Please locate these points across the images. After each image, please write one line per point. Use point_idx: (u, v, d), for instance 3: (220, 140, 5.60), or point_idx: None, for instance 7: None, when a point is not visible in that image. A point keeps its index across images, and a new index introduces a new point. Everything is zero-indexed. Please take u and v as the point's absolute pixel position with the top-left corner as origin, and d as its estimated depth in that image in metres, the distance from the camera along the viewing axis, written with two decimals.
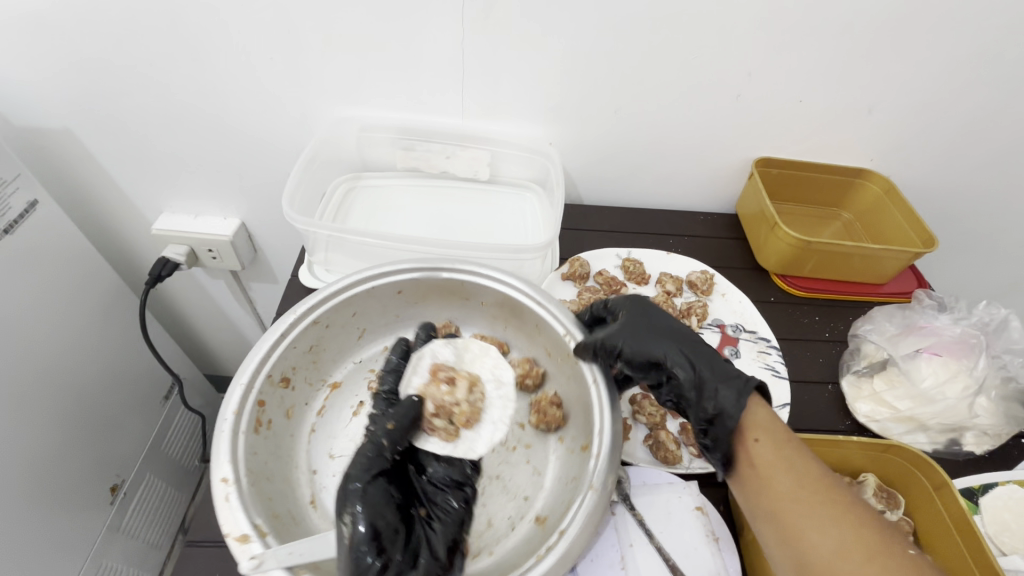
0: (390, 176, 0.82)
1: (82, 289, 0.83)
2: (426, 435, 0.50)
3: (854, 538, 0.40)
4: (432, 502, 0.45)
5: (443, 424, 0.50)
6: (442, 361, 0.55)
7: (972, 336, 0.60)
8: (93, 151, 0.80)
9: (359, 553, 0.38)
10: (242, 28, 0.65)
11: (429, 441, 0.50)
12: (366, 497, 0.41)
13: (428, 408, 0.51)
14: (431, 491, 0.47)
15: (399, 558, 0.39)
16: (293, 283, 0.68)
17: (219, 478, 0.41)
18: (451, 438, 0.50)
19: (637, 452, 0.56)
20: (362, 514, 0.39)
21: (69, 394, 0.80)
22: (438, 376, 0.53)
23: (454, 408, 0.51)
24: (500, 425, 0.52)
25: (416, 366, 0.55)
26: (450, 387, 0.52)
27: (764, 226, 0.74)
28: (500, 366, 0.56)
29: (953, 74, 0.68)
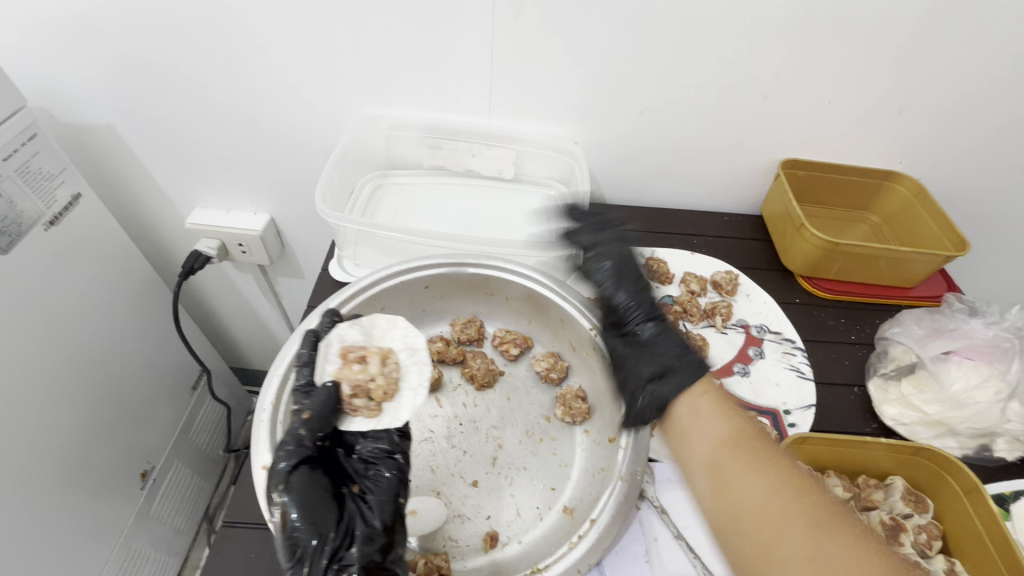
0: (417, 174, 0.83)
1: (120, 281, 0.87)
2: (350, 417, 0.48)
3: (795, 496, 0.38)
4: (366, 478, 0.44)
5: (363, 402, 0.47)
6: (350, 343, 0.51)
7: (1004, 340, 0.59)
8: (132, 148, 0.83)
9: (295, 536, 0.38)
10: (277, 28, 0.67)
11: (354, 422, 0.48)
12: (294, 486, 0.40)
13: (346, 390, 0.47)
14: (362, 467, 0.45)
15: (332, 535, 0.39)
16: (323, 276, 0.70)
17: (261, 466, 0.43)
18: (374, 413, 0.48)
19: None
20: (291, 500, 0.39)
21: (104, 381, 0.83)
22: (348, 358, 0.49)
23: (370, 385, 0.49)
24: (421, 389, 0.50)
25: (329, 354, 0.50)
26: (361, 365, 0.49)
27: (789, 227, 0.74)
28: (412, 332, 0.53)
29: (987, 76, 0.67)
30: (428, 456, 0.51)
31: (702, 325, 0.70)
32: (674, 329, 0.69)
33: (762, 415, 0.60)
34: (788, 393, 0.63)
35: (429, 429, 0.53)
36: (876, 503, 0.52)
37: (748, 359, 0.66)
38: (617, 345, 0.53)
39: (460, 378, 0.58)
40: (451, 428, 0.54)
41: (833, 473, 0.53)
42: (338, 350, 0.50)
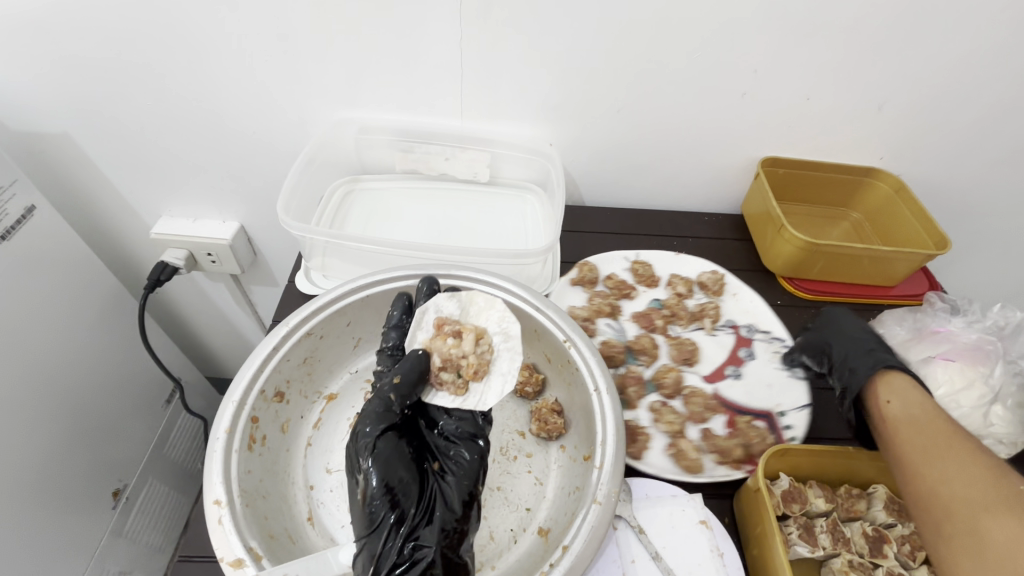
0: (390, 178, 0.80)
1: (82, 294, 0.83)
2: (435, 390, 0.49)
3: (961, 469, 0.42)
4: (445, 456, 0.44)
5: (451, 377, 0.48)
6: (446, 316, 0.53)
7: (988, 342, 0.58)
8: (90, 155, 0.79)
9: (372, 506, 0.39)
10: (237, 29, 0.64)
11: (437, 395, 0.48)
12: (376, 453, 0.41)
13: (435, 362, 0.49)
14: (444, 445, 0.46)
15: (411, 511, 0.40)
16: (290, 288, 0.67)
17: (212, 500, 0.40)
18: (462, 391, 0.48)
19: (660, 460, 0.55)
20: (373, 471, 0.40)
21: (69, 399, 0.80)
22: (442, 330, 0.51)
23: (461, 361, 0.49)
24: (508, 376, 0.49)
25: (421, 321, 0.51)
26: (456, 340, 0.50)
27: (770, 227, 0.73)
28: (508, 317, 0.53)
29: (968, 70, 0.66)
30: None
31: (691, 328, 0.69)
32: (664, 334, 0.68)
33: (756, 419, 0.58)
34: (782, 394, 0.61)
35: None
36: (857, 513, 0.50)
37: (739, 360, 0.65)
38: (591, 357, 0.51)
39: None
40: None
41: (815, 483, 0.51)
42: (433, 322, 0.52)
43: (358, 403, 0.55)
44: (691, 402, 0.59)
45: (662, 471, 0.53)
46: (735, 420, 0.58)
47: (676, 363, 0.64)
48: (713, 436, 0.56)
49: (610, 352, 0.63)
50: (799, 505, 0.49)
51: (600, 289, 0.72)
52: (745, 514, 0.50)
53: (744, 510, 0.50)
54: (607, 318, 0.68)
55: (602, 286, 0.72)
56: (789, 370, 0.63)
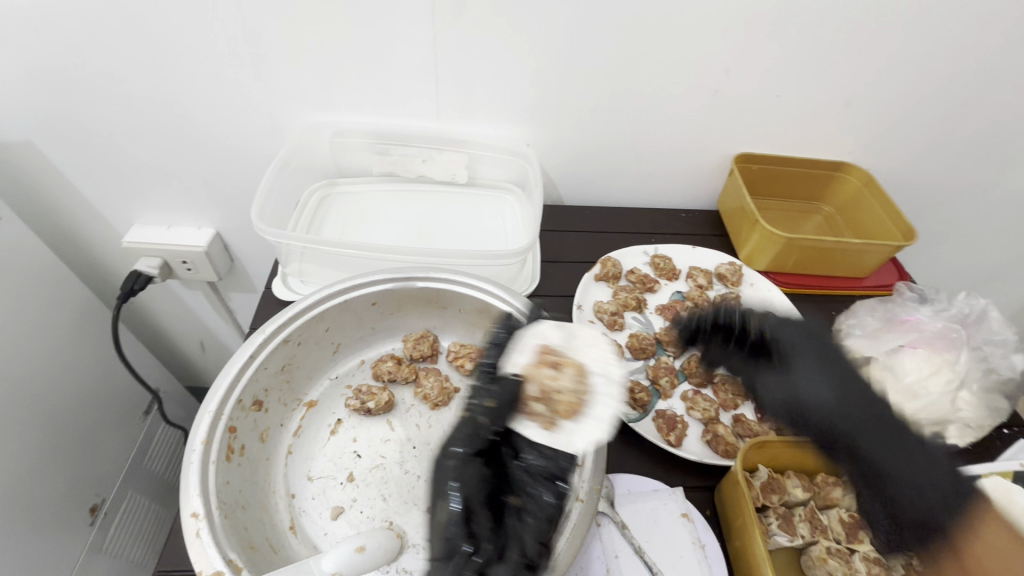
0: (367, 181, 0.80)
1: (52, 306, 0.81)
2: (524, 420, 0.43)
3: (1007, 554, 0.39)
4: (531, 498, 0.41)
5: (543, 411, 0.43)
6: (550, 344, 0.46)
7: (954, 331, 0.60)
8: (56, 163, 0.77)
9: (450, 532, 0.39)
10: (205, 33, 0.63)
11: (527, 427, 0.43)
12: (456, 474, 0.41)
13: (531, 391, 0.44)
14: (524, 480, 0.42)
15: (485, 545, 0.39)
16: (266, 295, 0.66)
17: (189, 513, 0.39)
18: (553, 427, 0.42)
19: (694, 446, 0.56)
20: (458, 493, 0.40)
21: (42, 414, 0.77)
22: (545, 358, 0.44)
23: (556, 395, 0.43)
24: (604, 425, 0.42)
25: (520, 344, 0.46)
26: (556, 372, 0.43)
27: (745, 222, 0.74)
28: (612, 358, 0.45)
29: (930, 66, 0.68)
30: (380, 484, 0.49)
31: None
32: None
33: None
34: None
35: (380, 455, 0.51)
36: (834, 501, 0.51)
37: None
38: None
39: (413, 398, 0.56)
40: (404, 452, 0.51)
41: (792, 473, 0.52)
42: (531, 348, 0.46)
43: (338, 409, 0.55)
44: (723, 390, 0.61)
45: (700, 458, 0.55)
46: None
47: None
48: (746, 422, 0.58)
49: (640, 345, 0.64)
50: (777, 495, 0.50)
51: (622, 284, 0.72)
52: (723, 506, 0.50)
53: (723, 502, 0.50)
54: (633, 312, 0.69)
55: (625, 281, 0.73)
56: None
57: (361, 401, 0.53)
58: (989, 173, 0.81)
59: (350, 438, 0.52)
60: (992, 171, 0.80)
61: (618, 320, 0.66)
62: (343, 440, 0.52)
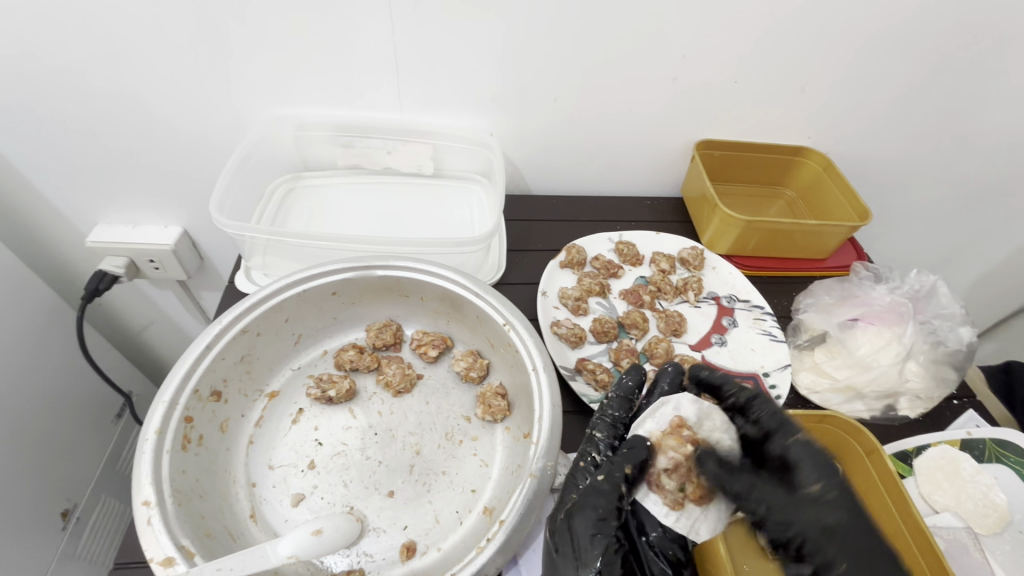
0: (332, 174, 0.80)
1: (14, 309, 0.79)
2: (648, 489, 0.46)
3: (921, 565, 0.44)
4: (649, 573, 0.45)
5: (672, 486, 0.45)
6: (685, 417, 0.49)
7: (902, 303, 0.63)
8: (12, 163, 0.75)
9: None
10: (161, 27, 0.62)
11: (650, 498, 0.46)
12: (604, 547, 0.42)
13: (661, 464, 0.46)
14: (651, 557, 0.45)
15: None
16: (229, 289, 0.66)
17: (140, 501, 0.39)
18: (677, 508, 0.45)
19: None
20: (597, 566, 0.41)
21: (8, 420, 0.76)
22: (680, 431, 0.47)
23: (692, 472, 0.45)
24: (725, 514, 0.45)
25: (652, 413, 0.49)
26: (692, 448, 0.46)
27: (706, 206, 0.75)
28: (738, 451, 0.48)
29: (881, 50, 0.69)
30: (341, 470, 0.49)
31: (676, 302, 0.71)
32: (652, 309, 0.70)
33: (744, 380, 0.62)
34: (764, 356, 0.65)
35: (341, 443, 0.51)
36: None
37: (723, 328, 0.68)
38: (529, 339, 0.52)
39: (375, 386, 0.56)
40: (366, 439, 0.52)
41: None
42: (666, 421, 0.49)
43: (300, 398, 0.55)
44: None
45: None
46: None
47: (666, 335, 0.67)
48: None
49: (602, 329, 0.65)
50: None
51: (587, 270, 0.73)
52: None
53: None
54: (597, 297, 0.70)
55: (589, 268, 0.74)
56: (768, 335, 0.66)
57: (322, 389, 0.54)
58: (941, 155, 0.83)
59: (311, 428, 0.52)
60: (944, 152, 0.83)
61: (581, 305, 0.67)
62: (304, 429, 0.52)
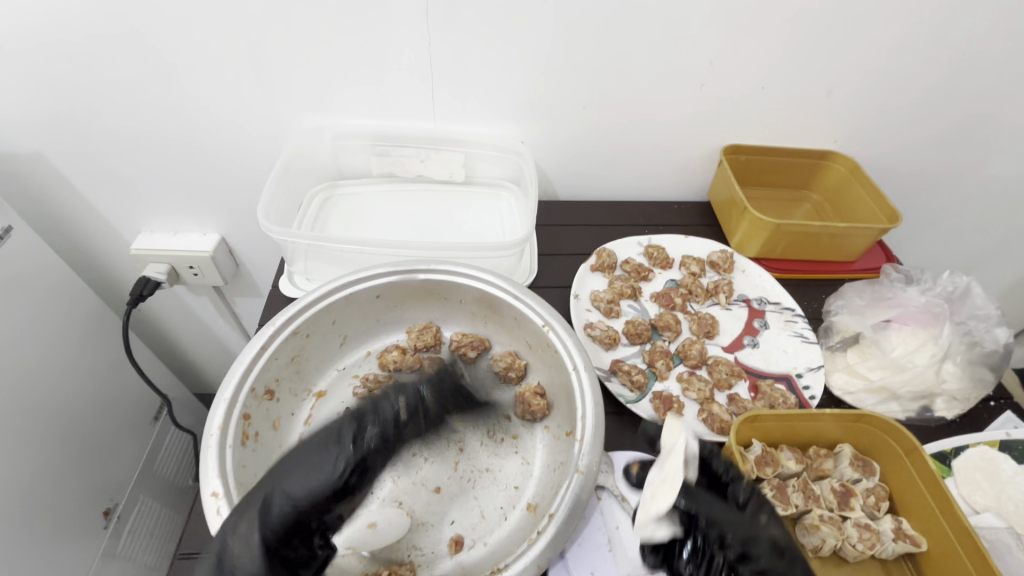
0: (367, 182, 0.82)
1: (62, 313, 0.82)
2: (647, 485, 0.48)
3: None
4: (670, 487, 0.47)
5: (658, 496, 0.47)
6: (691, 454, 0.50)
7: (936, 305, 0.64)
8: (65, 175, 0.79)
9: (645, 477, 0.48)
10: (208, 43, 0.65)
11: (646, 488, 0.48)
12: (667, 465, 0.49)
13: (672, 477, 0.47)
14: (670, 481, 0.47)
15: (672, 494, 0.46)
16: (273, 294, 0.68)
17: (209, 493, 0.42)
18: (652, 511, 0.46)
19: (691, 425, 0.58)
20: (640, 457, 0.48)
21: (59, 421, 0.79)
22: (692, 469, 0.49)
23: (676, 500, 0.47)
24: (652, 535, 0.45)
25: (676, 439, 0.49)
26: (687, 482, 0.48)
27: (734, 210, 0.76)
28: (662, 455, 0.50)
29: (906, 54, 0.70)
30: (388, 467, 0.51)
31: (707, 304, 0.72)
32: (683, 312, 0.71)
33: (776, 381, 0.63)
34: (797, 357, 0.65)
35: None
36: (826, 471, 0.53)
37: (754, 330, 0.69)
38: (569, 340, 0.53)
39: None
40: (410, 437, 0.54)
41: (786, 447, 0.54)
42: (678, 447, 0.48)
43: (347, 398, 0.57)
44: (717, 370, 0.63)
45: (695, 435, 0.57)
46: (758, 384, 0.62)
47: (698, 337, 0.68)
48: (740, 400, 0.60)
49: (636, 331, 0.66)
50: (771, 468, 0.52)
51: (618, 273, 0.75)
52: None
53: None
54: (629, 300, 0.71)
55: (619, 271, 0.75)
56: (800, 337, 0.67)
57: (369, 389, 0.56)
58: (969, 156, 0.83)
59: None
60: (972, 153, 0.83)
61: (615, 307, 0.68)
62: None
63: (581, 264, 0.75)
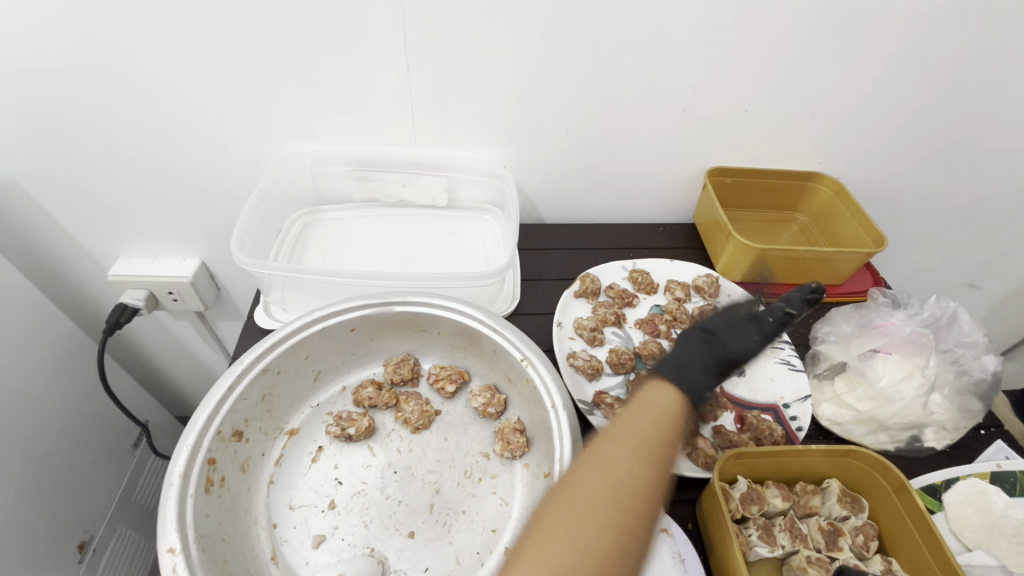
0: (348, 207, 0.81)
1: (35, 340, 0.80)
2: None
3: None
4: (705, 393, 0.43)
5: None
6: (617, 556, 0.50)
7: (923, 335, 0.63)
8: (40, 202, 0.78)
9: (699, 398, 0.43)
10: (185, 71, 0.64)
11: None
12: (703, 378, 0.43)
13: None
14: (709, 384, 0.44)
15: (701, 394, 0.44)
16: (249, 325, 0.66)
17: (165, 548, 0.39)
18: None
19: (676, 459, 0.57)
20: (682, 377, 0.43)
21: (31, 452, 0.77)
22: None
23: None
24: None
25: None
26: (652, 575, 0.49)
27: (719, 234, 0.75)
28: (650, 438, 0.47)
29: (889, 77, 0.70)
30: (361, 511, 0.49)
31: None
32: (668, 339, 0.70)
33: (763, 412, 0.62)
34: (784, 386, 0.64)
35: (361, 481, 0.51)
36: (814, 509, 0.51)
37: None
38: (547, 375, 0.52)
39: (394, 422, 0.56)
40: (385, 477, 0.52)
41: (772, 483, 0.52)
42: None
43: (320, 435, 0.55)
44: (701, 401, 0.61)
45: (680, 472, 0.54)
46: (744, 415, 0.61)
47: None
48: (726, 433, 0.58)
49: (619, 360, 0.65)
50: (757, 506, 0.50)
51: (602, 299, 0.73)
52: (708, 517, 0.50)
53: (704, 511, 0.51)
54: (613, 327, 0.70)
55: (604, 297, 0.74)
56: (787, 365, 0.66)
57: (341, 427, 0.54)
58: (955, 177, 0.83)
59: (331, 466, 0.53)
60: (958, 174, 0.83)
61: (598, 335, 0.67)
62: (324, 468, 0.53)
63: (565, 290, 0.74)
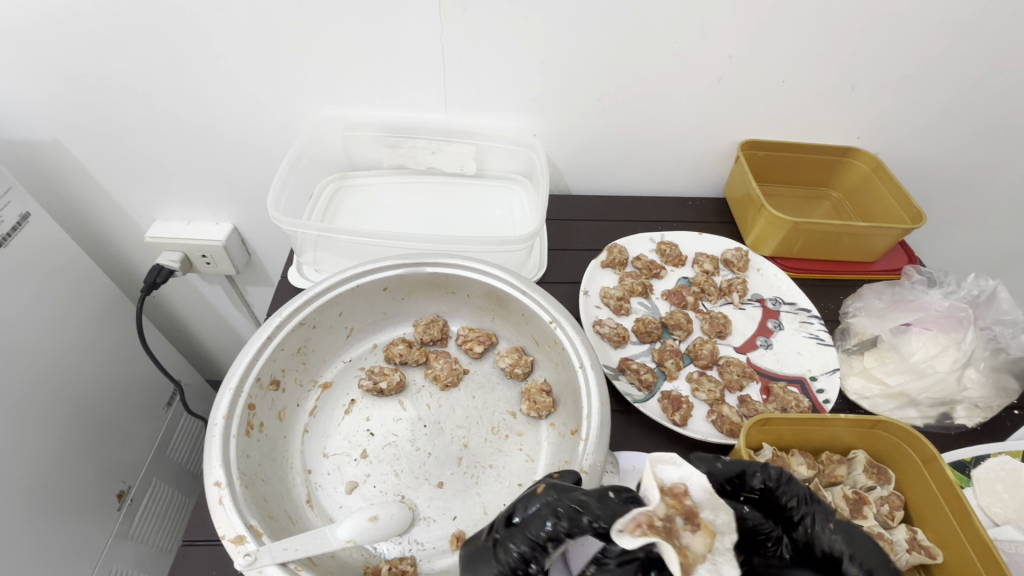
0: (379, 174, 0.83)
1: (77, 297, 0.83)
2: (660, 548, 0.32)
3: None
4: None
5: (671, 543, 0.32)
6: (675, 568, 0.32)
7: (961, 310, 0.61)
8: (81, 162, 0.80)
9: None
10: (220, 33, 0.65)
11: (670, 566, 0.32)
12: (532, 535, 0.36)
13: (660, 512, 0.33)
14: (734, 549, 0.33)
15: None
16: (283, 284, 0.69)
17: (212, 482, 0.42)
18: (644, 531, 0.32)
19: (700, 426, 0.57)
20: None
21: (76, 406, 0.81)
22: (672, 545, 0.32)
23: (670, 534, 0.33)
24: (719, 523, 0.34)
25: (673, 457, 0.35)
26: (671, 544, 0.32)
27: (751, 207, 0.74)
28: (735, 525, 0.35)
29: (938, 48, 0.67)
30: (392, 461, 0.52)
31: (719, 304, 0.71)
32: (695, 310, 0.70)
33: (789, 384, 0.62)
34: (812, 359, 0.64)
35: (392, 433, 0.54)
36: (838, 478, 0.51)
37: (768, 331, 0.67)
38: (576, 337, 0.52)
39: (423, 379, 0.59)
40: (415, 430, 0.54)
41: (797, 451, 0.52)
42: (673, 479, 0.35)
43: (352, 390, 0.58)
44: (727, 371, 0.62)
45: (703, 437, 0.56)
46: (770, 386, 0.61)
47: (710, 336, 0.66)
48: (751, 402, 0.59)
49: (646, 329, 0.65)
50: None
51: (629, 270, 0.73)
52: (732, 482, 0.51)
53: None
54: (640, 297, 0.70)
55: (631, 268, 0.74)
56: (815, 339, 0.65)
57: (374, 381, 0.56)
58: (1001, 153, 0.80)
59: (363, 418, 0.55)
60: (1005, 151, 0.79)
61: (623, 305, 0.68)
62: (356, 419, 0.55)
63: (591, 259, 0.74)
